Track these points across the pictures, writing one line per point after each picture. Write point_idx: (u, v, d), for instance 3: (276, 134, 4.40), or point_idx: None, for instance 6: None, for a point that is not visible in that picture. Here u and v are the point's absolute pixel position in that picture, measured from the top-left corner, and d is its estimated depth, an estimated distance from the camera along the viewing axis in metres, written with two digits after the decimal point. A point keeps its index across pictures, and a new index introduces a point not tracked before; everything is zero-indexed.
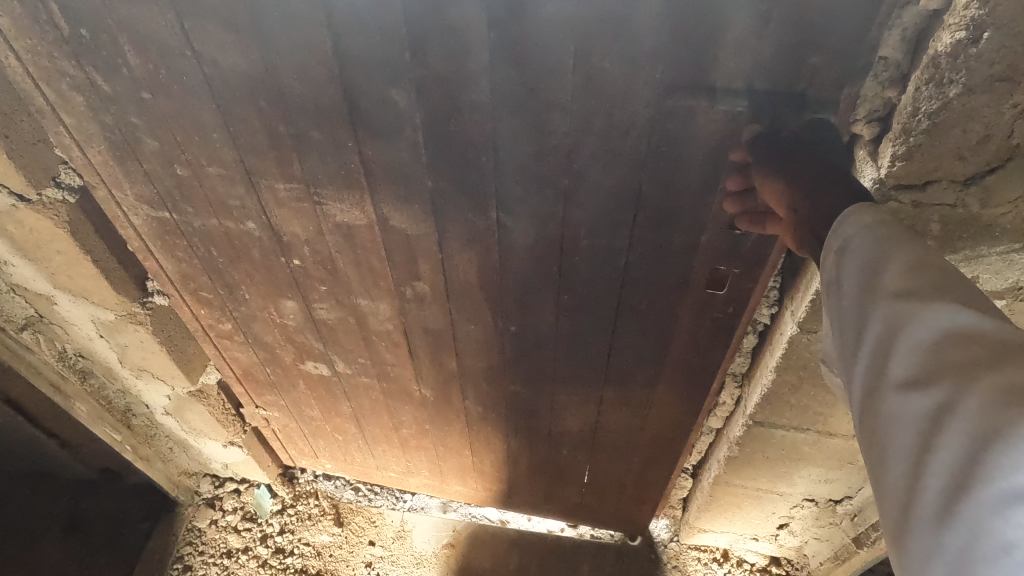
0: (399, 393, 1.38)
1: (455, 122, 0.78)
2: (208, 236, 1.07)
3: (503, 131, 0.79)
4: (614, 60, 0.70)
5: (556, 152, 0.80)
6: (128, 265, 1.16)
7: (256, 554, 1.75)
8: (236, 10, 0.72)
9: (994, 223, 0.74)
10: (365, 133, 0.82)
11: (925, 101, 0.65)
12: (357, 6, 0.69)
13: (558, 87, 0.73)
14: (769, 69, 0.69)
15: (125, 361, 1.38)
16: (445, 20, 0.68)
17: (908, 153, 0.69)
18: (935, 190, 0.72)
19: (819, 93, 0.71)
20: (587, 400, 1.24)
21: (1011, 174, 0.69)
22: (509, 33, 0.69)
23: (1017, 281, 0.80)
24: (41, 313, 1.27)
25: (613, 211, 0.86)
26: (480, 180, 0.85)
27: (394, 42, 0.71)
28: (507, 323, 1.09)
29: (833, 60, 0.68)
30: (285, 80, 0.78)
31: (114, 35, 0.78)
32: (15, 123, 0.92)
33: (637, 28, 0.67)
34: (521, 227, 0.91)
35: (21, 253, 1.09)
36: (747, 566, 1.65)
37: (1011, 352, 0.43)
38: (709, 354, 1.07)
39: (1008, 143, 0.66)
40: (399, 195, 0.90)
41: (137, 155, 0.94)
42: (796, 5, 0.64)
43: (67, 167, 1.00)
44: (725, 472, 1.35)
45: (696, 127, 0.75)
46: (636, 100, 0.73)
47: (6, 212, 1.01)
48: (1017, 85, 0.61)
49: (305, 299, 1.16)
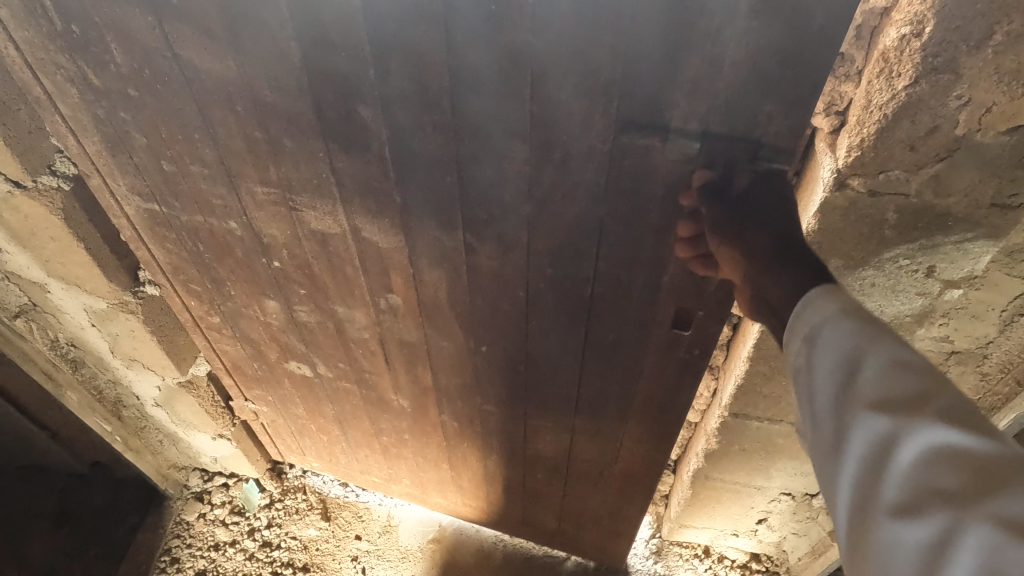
0: (377, 402, 1.42)
1: (419, 141, 0.81)
2: (195, 232, 1.10)
3: (462, 156, 0.80)
4: (569, 93, 0.70)
5: (518, 180, 0.81)
6: (120, 255, 1.20)
7: (243, 547, 1.79)
8: (211, 18, 0.75)
9: (947, 213, 0.77)
10: (335, 146, 0.85)
11: (876, 93, 0.68)
12: (325, 25, 0.71)
13: (516, 117, 0.74)
14: (724, 114, 0.68)
15: (116, 351, 1.40)
16: (407, 44, 0.70)
17: (862, 144, 0.72)
18: (890, 179, 0.75)
19: (774, 141, 0.69)
20: (560, 426, 1.27)
21: (961, 164, 0.72)
22: (467, 61, 0.70)
23: (972, 270, 0.83)
24: (35, 300, 1.27)
25: (575, 242, 0.87)
26: (445, 199, 0.87)
27: (358, 61, 0.73)
28: (479, 343, 1.11)
29: (785, 110, 0.66)
30: (258, 89, 0.81)
31: (100, 33, 0.81)
32: (12, 112, 0.95)
33: (590, 64, 0.67)
34: (486, 249, 0.93)
35: (16, 240, 1.12)
36: (728, 561, 1.70)
37: (1004, 479, 0.45)
38: (678, 389, 1.08)
39: (955, 134, 0.69)
40: (370, 210, 0.94)
41: (128, 148, 0.97)
42: (748, 54, 0.63)
43: (62, 156, 1.03)
44: (704, 465, 1.38)
45: (653, 166, 0.74)
46: (593, 133, 0.73)
47: (2, 198, 1.04)
48: (960, 78, 0.64)
49: (286, 300, 1.19)
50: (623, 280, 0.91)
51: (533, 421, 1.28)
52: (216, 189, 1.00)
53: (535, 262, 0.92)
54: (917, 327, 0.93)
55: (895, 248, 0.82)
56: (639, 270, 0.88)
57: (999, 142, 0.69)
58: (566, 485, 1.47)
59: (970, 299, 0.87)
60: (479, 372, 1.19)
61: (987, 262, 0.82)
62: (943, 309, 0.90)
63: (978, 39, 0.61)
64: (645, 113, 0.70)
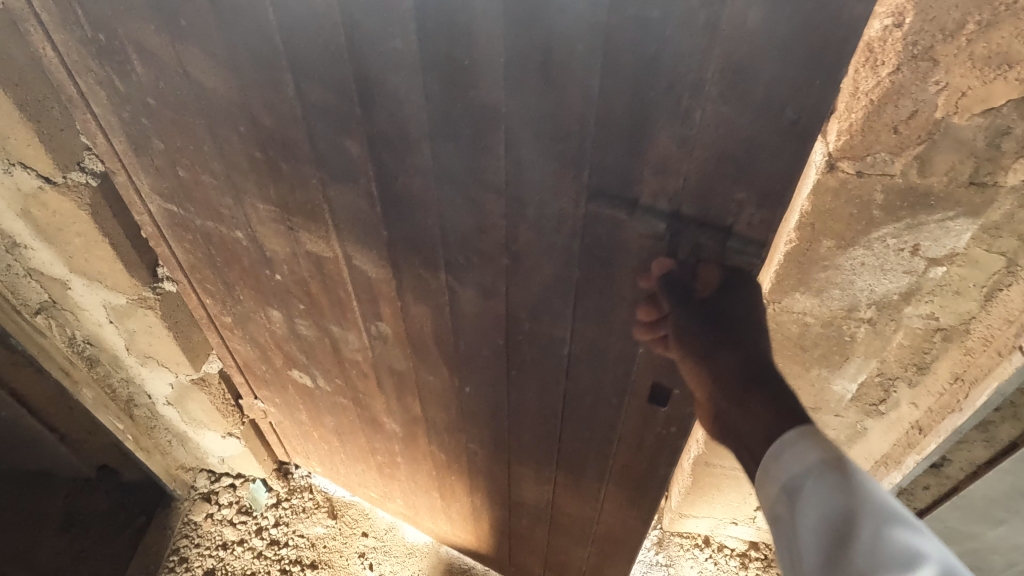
0: (371, 424, 1.45)
1: (401, 180, 0.80)
2: (208, 237, 1.14)
3: (441, 203, 0.80)
4: (540, 153, 0.68)
5: (495, 232, 0.80)
6: (141, 251, 1.24)
7: (252, 546, 1.82)
8: (214, 39, 0.77)
9: (929, 192, 0.83)
10: (327, 174, 0.87)
11: (863, 81, 0.75)
12: (312, 60, 0.72)
13: (490, 171, 0.72)
14: (695, 194, 0.65)
15: (132, 348, 1.43)
16: (385, 88, 0.70)
17: (850, 128, 0.79)
18: (877, 161, 0.81)
19: (746, 230, 0.65)
20: (542, 479, 1.26)
21: (942, 145, 0.78)
22: (441, 110, 0.69)
23: (954, 247, 0.90)
24: (55, 297, 1.31)
25: (551, 299, 0.85)
26: (426, 240, 0.87)
27: (343, 98, 0.74)
28: (463, 385, 1.11)
29: (759, 197, 0.62)
30: (256, 112, 0.83)
31: (122, 44, 0.85)
32: (46, 110, 1.00)
33: (561, 128, 0.64)
34: (467, 293, 0.92)
35: (42, 236, 1.17)
36: (728, 551, 1.75)
37: None
38: (657, 463, 1.05)
39: (934, 117, 0.75)
40: (360, 239, 0.95)
41: (150, 150, 1.01)
42: (719, 137, 0.59)
43: (91, 153, 1.08)
44: (704, 451, 1.43)
45: (624, 241, 0.72)
46: (565, 197, 0.71)
47: (33, 194, 1.09)
48: (937, 64, 0.71)
49: (288, 312, 1.22)
50: (598, 346, 0.89)
51: (516, 469, 1.27)
52: (228, 198, 1.03)
53: (512, 314, 0.91)
54: (905, 305, 0.99)
55: (883, 228, 0.89)
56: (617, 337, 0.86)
57: (974, 123, 0.75)
58: (551, 536, 1.46)
59: (953, 276, 0.94)
60: (464, 411, 1.18)
61: (968, 239, 0.88)
62: (928, 287, 0.96)
63: (952, 28, 0.68)
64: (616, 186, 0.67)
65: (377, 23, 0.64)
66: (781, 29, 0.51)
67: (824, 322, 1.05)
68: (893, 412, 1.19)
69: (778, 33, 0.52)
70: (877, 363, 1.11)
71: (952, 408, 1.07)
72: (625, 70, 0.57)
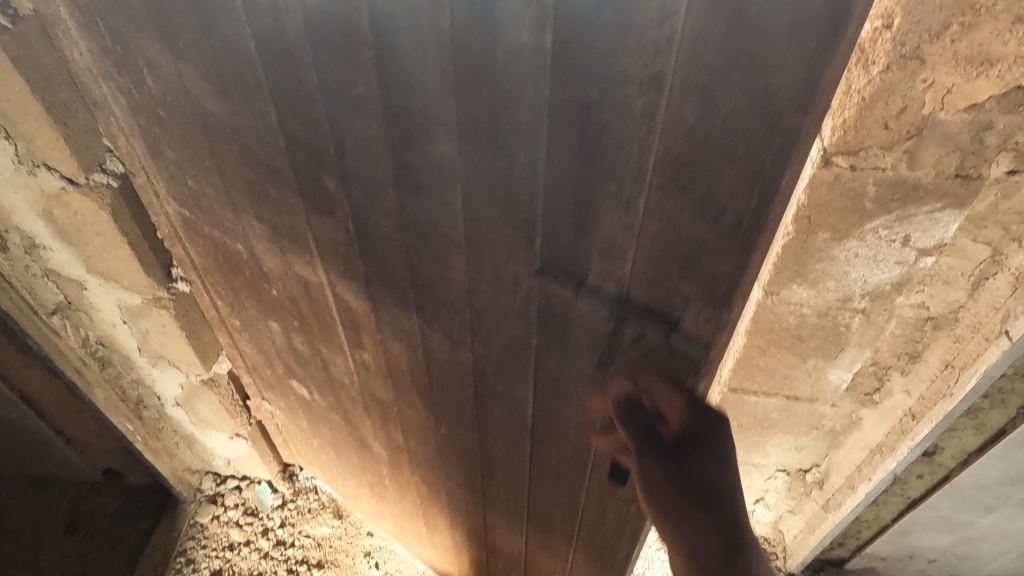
0: (361, 445, 1.43)
1: (374, 222, 0.76)
2: (215, 246, 1.16)
3: (410, 249, 0.76)
4: (494, 218, 0.62)
5: (458, 287, 0.75)
6: (157, 252, 1.27)
7: (258, 547, 1.84)
8: (205, 62, 0.74)
9: (919, 184, 0.88)
10: (309, 205, 0.84)
11: (856, 79, 0.80)
12: (286, 95, 0.68)
13: (450, 226, 0.67)
14: (644, 283, 0.58)
15: (144, 348, 1.46)
16: (350, 131, 0.66)
17: (844, 124, 0.83)
18: (869, 155, 0.86)
19: (690, 330, 0.58)
20: (517, 525, 1.24)
21: (929, 140, 0.83)
22: (401, 161, 0.64)
23: (942, 238, 0.95)
24: (71, 298, 1.34)
25: (513, 357, 0.81)
26: (401, 282, 0.83)
27: (317, 135, 0.70)
28: (438, 425, 1.09)
29: (704, 300, 0.55)
30: (246, 136, 0.81)
31: (134, 59, 0.86)
32: (72, 113, 1.03)
33: (511, 196, 0.58)
34: (438, 338, 0.88)
35: (62, 236, 1.20)
36: None
37: None
38: (618, 535, 1.00)
39: (922, 113, 0.81)
40: (342, 271, 0.92)
41: (162, 158, 1.03)
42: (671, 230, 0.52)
43: (112, 155, 1.11)
44: None
45: (574, 316, 0.67)
46: (519, 265, 0.65)
47: (56, 195, 1.13)
48: (925, 63, 0.76)
49: (285, 326, 1.22)
50: (560, 410, 0.84)
51: (491, 514, 1.26)
52: (227, 213, 1.02)
53: (479, 366, 0.87)
54: (897, 295, 1.04)
55: (875, 219, 0.94)
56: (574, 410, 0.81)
57: (960, 119, 0.80)
58: None
59: (942, 266, 0.99)
60: (442, 450, 1.15)
61: (956, 230, 0.94)
62: (919, 277, 1.01)
63: (937, 29, 0.73)
64: (567, 257, 0.61)
65: (342, 66, 0.59)
66: (721, 128, 0.43)
67: (820, 313, 1.10)
68: (886, 400, 1.23)
69: (720, 134, 0.44)
70: (871, 353, 1.16)
71: (943, 394, 1.12)
72: (571, 149, 0.51)
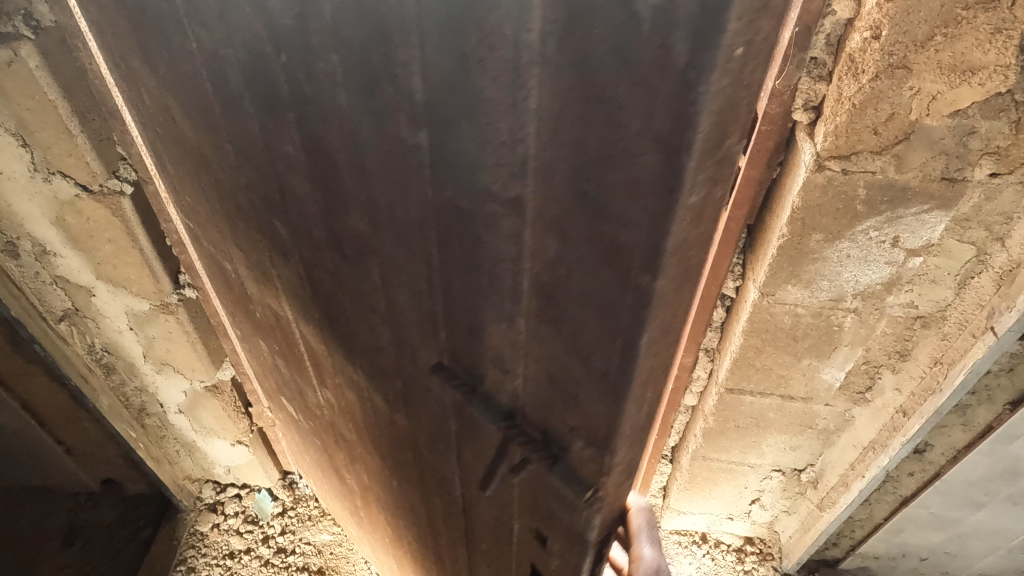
0: (334, 476, 1.38)
1: (317, 275, 0.70)
2: (210, 261, 1.17)
3: (348, 308, 0.69)
4: (407, 299, 0.55)
5: (386, 358, 0.68)
6: (165, 258, 1.29)
7: (258, 555, 1.84)
8: (178, 86, 0.70)
9: (907, 187, 0.93)
10: (267, 245, 0.78)
11: (846, 87, 0.85)
12: (237, 133, 0.63)
13: (375, 296, 0.60)
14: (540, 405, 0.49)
15: (149, 355, 1.47)
16: (288, 181, 0.60)
17: (835, 130, 0.88)
18: (859, 159, 0.91)
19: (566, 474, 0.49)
20: None
21: (916, 145, 0.88)
22: (331, 222, 0.58)
23: (930, 239, 0.99)
24: (78, 305, 1.36)
25: (439, 448, 0.70)
26: (343, 339, 0.76)
27: (264, 179, 0.65)
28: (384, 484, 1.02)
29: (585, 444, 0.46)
30: (214, 166, 0.77)
31: (138, 86, 0.86)
32: (89, 121, 1.06)
33: (420, 279, 0.51)
34: (378, 403, 0.79)
35: (73, 243, 1.22)
36: (724, 546, 1.81)
37: None
38: None
39: (909, 120, 0.85)
40: (299, 314, 0.86)
41: (166, 173, 1.05)
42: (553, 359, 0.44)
43: (126, 163, 1.13)
44: (702, 445, 1.50)
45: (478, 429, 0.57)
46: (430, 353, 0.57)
47: (69, 202, 1.15)
48: (911, 72, 0.81)
49: (267, 347, 1.18)
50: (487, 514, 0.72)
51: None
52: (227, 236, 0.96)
53: (416, 444, 0.77)
54: (887, 294, 1.09)
55: (866, 222, 0.98)
56: (482, 500, 0.69)
57: (944, 125, 0.85)
58: None
59: (929, 266, 1.03)
60: (393, 500, 1.04)
61: (942, 231, 0.98)
62: (908, 277, 1.05)
63: (922, 39, 0.78)
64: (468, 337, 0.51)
65: (271, 116, 0.55)
66: (577, 271, 0.37)
67: (814, 313, 1.14)
68: (878, 398, 1.27)
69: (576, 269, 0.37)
70: (863, 352, 1.20)
71: (933, 390, 1.16)
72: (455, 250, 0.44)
